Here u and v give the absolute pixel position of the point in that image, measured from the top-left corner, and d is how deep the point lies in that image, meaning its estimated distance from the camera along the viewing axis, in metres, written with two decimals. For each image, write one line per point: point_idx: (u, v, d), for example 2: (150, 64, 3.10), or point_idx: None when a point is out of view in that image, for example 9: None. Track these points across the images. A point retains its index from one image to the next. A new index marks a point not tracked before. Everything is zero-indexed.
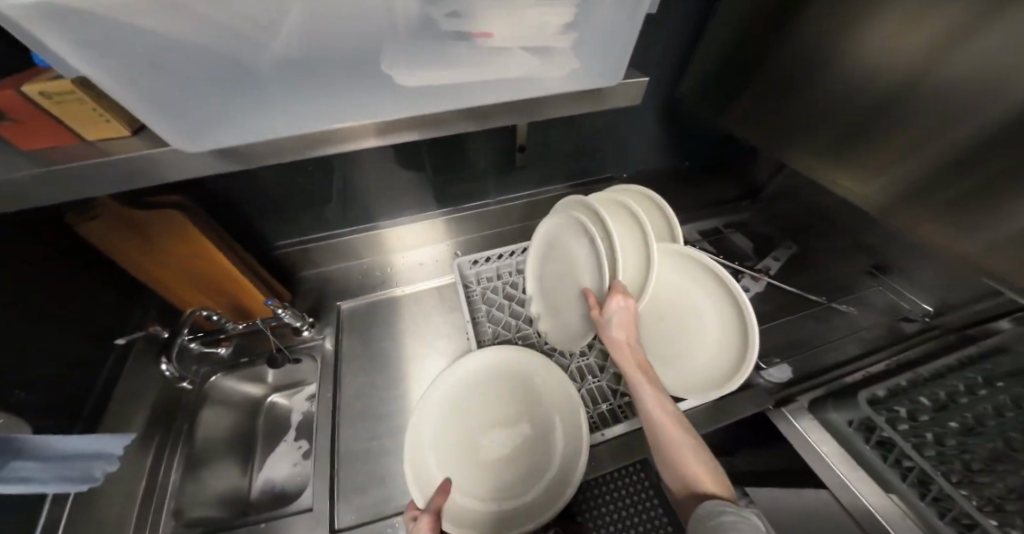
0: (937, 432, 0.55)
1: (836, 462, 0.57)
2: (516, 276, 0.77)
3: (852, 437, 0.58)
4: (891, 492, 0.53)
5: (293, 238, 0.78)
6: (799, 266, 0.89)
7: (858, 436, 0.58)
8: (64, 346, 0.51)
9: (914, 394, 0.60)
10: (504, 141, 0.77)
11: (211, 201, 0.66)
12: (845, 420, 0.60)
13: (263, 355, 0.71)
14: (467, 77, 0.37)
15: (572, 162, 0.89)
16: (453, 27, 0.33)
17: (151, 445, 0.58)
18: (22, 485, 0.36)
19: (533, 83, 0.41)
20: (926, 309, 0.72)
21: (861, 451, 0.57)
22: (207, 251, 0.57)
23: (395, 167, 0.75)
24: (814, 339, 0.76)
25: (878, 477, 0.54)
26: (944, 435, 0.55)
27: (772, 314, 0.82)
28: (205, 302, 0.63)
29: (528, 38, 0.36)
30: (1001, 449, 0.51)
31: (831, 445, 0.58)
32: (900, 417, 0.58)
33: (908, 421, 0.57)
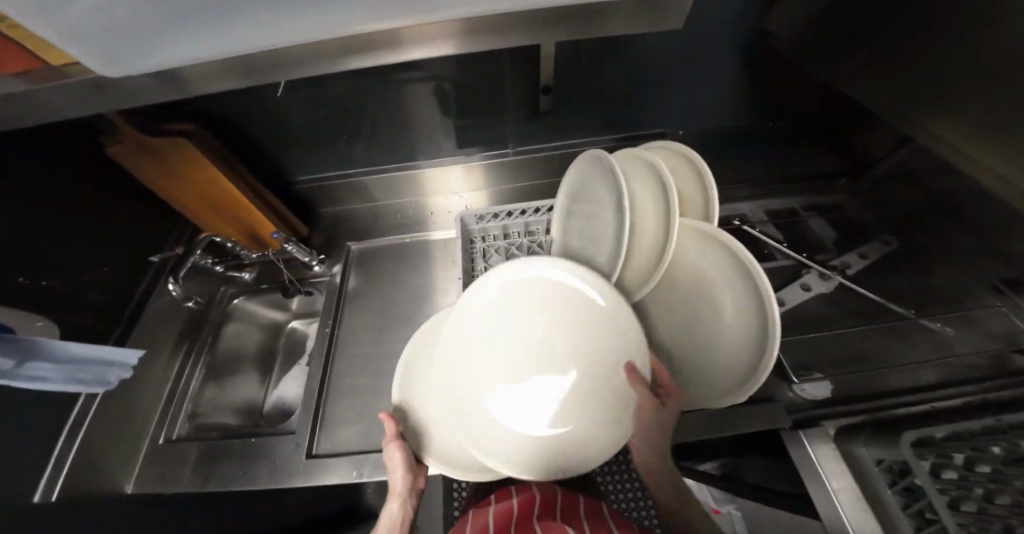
0: (997, 489, 0.34)
1: (841, 499, 0.45)
2: (523, 238, 0.70)
3: (876, 477, 0.43)
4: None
5: (312, 173, 0.78)
6: (896, 267, 0.70)
7: (879, 475, 0.43)
8: (90, 256, 0.57)
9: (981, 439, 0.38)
10: (527, 80, 0.67)
11: (229, 130, 0.68)
12: (873, 456, 0.44)
13: (277, 285, 0.76)
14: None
15: (615, 110, 0.75)
16: None
17: (177, 351, 0.66)
18: (44, 381, 0.42)
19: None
20: None
21: (878, 494, 0.42)
22: (216, 179, 0.59)
23: (410, 103, 0.70)
24: (883, 357, 0.59)
25: (887, 525, 0.41)
26: (1000, 492, 0.34)
27: (835, 322, 0.66)
28: (225, 229, 0.68)
29: None
30: None
31: (846, 482, 0.46)
32: (951, 463, 0.37)
33: (960, 469, 0.36)
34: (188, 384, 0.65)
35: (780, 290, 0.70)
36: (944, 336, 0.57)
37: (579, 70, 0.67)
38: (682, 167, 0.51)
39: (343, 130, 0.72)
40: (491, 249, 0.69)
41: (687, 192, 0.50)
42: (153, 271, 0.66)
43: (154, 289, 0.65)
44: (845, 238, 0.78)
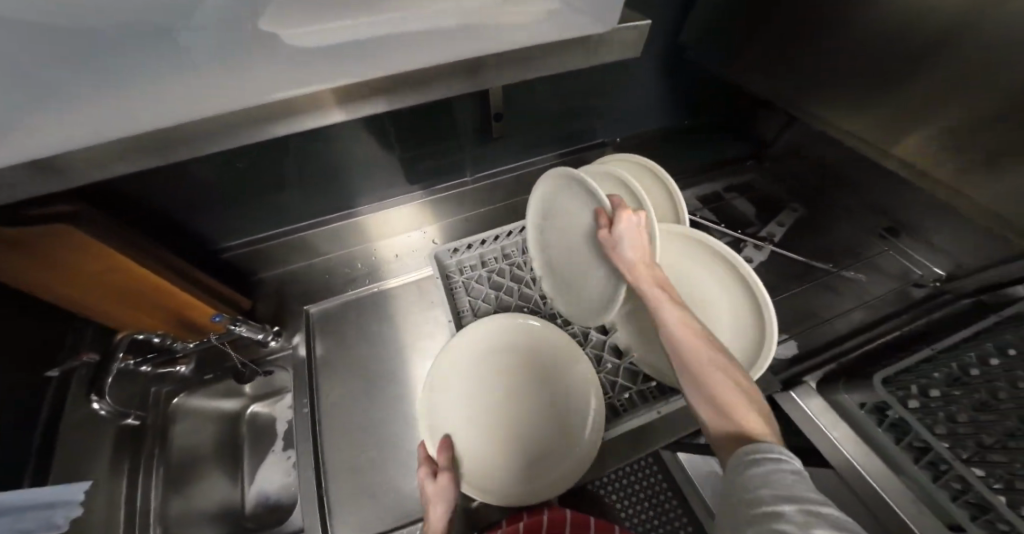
0: (951, 409, 0.47)
1: (847, 447, 0.50)
2: (502, 262, 0.69)
3: (863, 419, 0.51)
4: (903, 479, 0.46)
5: (242, 238, 0.68)
6: (807, 229, 0.83)
7: (869, 418, 0.51)
8: None
9: (924, 369, 0.53)
10: (478, 109, 0.67)
11: (118, 202, 0.54)
12: (856, 402, 0.53)
13: (227, 370, 0.64)
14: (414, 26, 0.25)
15: (562, 128, 0.79)
16: None
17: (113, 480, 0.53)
18: None
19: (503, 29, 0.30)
20: (938, 274, 0.70)
21: (870, 435, 0.50)
22: (128, 266, 0.47)
23: (361, 145, 0.66)
24: (826, 308, 0.73)
25: (889, 461, 0.47)
26: (960, 410, 0.47)
27: (777, 284, 0.77)
28: (148, 321, 0.54)
29: None
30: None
31: (842, 429, 0.52)
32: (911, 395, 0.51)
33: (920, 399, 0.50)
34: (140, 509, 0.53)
35: None
36: (859, 282, 0.74)
37: (523, 95, 0.68)
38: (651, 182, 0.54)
39: (283, 182, 0.65)
40: (472, 280, 0.67)
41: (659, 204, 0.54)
42: (55, 387, 0.51)
43: (64, 402, 0.50)
44: (764, 208, 0.88)
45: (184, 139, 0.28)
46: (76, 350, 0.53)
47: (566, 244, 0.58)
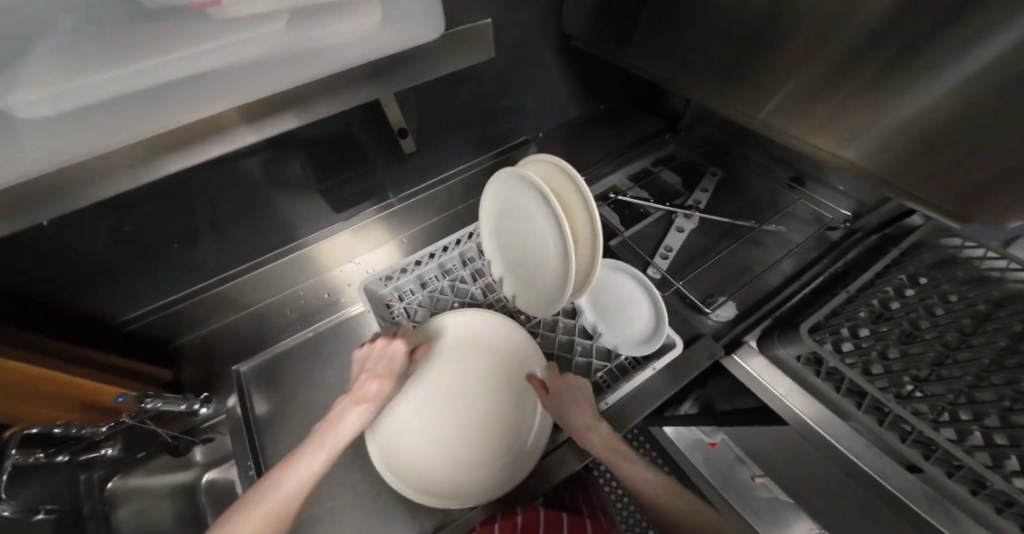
0: (881, 345, 0.55)
1: (793, 401, 0.55)
2: (442, 280, 0.68)
3: (805, 372, 0.54)
4: (850, 423, 0.51)
5: (147, 307, 0.62)
6: (727, 191, 0.88)
7: (808, 369, 0.54)
8: None
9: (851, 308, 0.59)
10: (383, 129, 0.65)
11: None
12: (793, 354, 0.56)
13: (159, 444, 0.60)
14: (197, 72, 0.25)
15: (478, 133, 0.78)
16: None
17: None
18: None
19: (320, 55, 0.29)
20: (845, 215, 0.76)
21: (814, 385, 0.54)
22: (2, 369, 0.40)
23: (268, 186, 0.63)
24: (755, 263, 0.78)
25: (837, 409, 0.52)
26: (890, 348, 0.54)
27: (711, 247, 0.81)
28: (51, 413, 0.48)
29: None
30: (938, 353, 0.51)
31: (787, 385, 0.56)
32: (843, 337, 0.57)
33: (851, 340, 0.57)
34: None
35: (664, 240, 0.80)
36: (782, 234, 0.80)
37: (427, 107, 0.67)
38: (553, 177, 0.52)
39: (186, 238, 0.60)
40: (412, 305, 0.66)
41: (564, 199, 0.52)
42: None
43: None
44: (688, 177, 0.92)
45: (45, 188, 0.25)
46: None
47: (512, 242, 0.60)
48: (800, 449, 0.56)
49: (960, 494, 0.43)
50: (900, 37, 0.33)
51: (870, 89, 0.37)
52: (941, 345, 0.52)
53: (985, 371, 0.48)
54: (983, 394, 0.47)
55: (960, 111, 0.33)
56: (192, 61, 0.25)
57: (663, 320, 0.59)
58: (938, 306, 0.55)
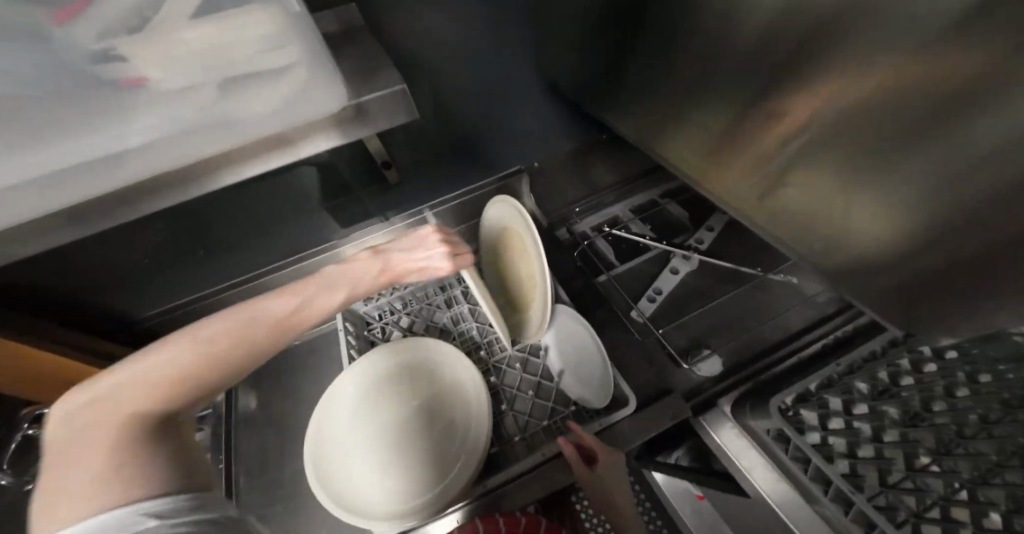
0: (875, 425, 0.47)
1: (755, 477, 0.52)
2: (417, 304, 0.70)
3: (771, 445, 0.51)
4: (815, 508, 0.46)
5: (161, 307, 0.70)
6: (736, 231, 0.81)
7: (776, 444, 0.51)
8: None
9: (850, 381, 0.52)
10: (366, 160, 0.69)
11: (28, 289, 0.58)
12: (763, 427, 0.53)
13: None
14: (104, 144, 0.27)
15: (471, 160, 0.80)
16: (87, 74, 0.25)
17: None
18: None
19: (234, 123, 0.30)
20: None
21: (781, 460, 0.50)
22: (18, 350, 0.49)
23: (268, 205, 0.69)
24: (755, 315, 0.71)
25: (801, 489, 0.48)
26: (885, 429, 0.46)
27: (707, 292, 0.75)
28: (64, 395, 0.57)
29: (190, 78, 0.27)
30: (946, 437, 0.42)
31: (752, 457, 0.53)
32: (830, 413, 0.50)
33: (839, 416, 0.50)
34: None
35: (655, 281, 0.76)
36: (792, 284, 0.72)
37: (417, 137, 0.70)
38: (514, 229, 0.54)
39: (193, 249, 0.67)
40: (389, 324, 0.68)
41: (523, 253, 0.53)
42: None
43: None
44: (695, 213, 0.86)
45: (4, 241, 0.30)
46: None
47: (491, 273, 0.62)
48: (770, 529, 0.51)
49: None
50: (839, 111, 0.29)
51: (837, 182, 0.32)
52: (951, 432, 0.42)
53: (995, 468, 0.38)
54: (989, 492, 0.37)
55: (931, 214, 0.28)
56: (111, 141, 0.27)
57: (609, 369, 0.59)
58: (961, 386, 0.44)
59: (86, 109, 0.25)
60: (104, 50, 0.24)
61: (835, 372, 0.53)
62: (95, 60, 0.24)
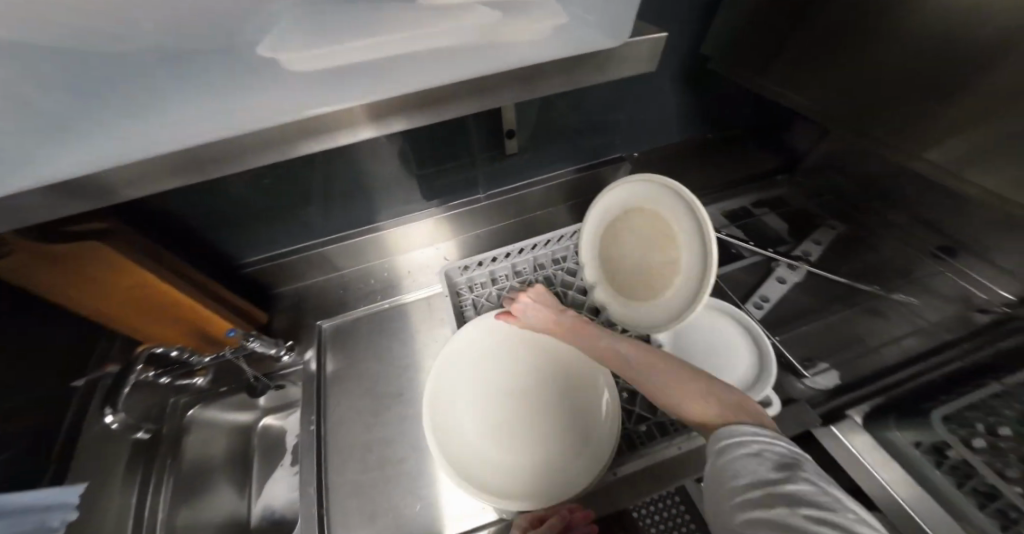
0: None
1: (897, 490, 0.50)
2: (513, 280, 0.68)
3: (920, 461, 0.51)
4: (964, 522, 0.46)
5: (261, 255, 0.70)
6: (847, 247, 0.77)
7: (927, 459, 0.51)
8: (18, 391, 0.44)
9: (995, 404, 0.51)
10: (491, 129, 0.67)
11: (148, 220, 0.56)
12: (911, 441, 0.53)
13: (241, 382, 0.64)
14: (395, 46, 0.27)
15: (577, 143, 0.77)
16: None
17: (132, 484, 0.53)
18: None
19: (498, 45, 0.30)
20: (1007, 299, 0.60)
21: (932, 477, 0.50)
22: (153, 283, 0.49)
23: (378, 166, 0.67)
24: (873, 335, 0.67)
25: (950, 506, 0.47)
26: None
27: (816, 307, 0.71)
28: (168, 337, 0.55)
29: None
30: None
31: (894, 472, 0.51)
32: (978, 432, 0.50)
33: (987, 437, 0.49)
34: (153, 515, 0.52)
35: (760, 288, 0.72)
36: (912, 305, 0.68)
37: (538, 112, 0.68)
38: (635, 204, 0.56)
39: (300, 200, 0.66)
40: (481, 298, 0.66)
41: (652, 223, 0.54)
42: (78, 397, 0.50)
43: (84, 411, 0.50)
44: (797, 225, 0.82)
45: (221, 158, 0.26)
46: (99, 362, 0.53)
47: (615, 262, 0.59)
48: None
49: None
50: None
51: None
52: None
53: None
54: None
55: None
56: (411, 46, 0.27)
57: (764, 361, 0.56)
58: None
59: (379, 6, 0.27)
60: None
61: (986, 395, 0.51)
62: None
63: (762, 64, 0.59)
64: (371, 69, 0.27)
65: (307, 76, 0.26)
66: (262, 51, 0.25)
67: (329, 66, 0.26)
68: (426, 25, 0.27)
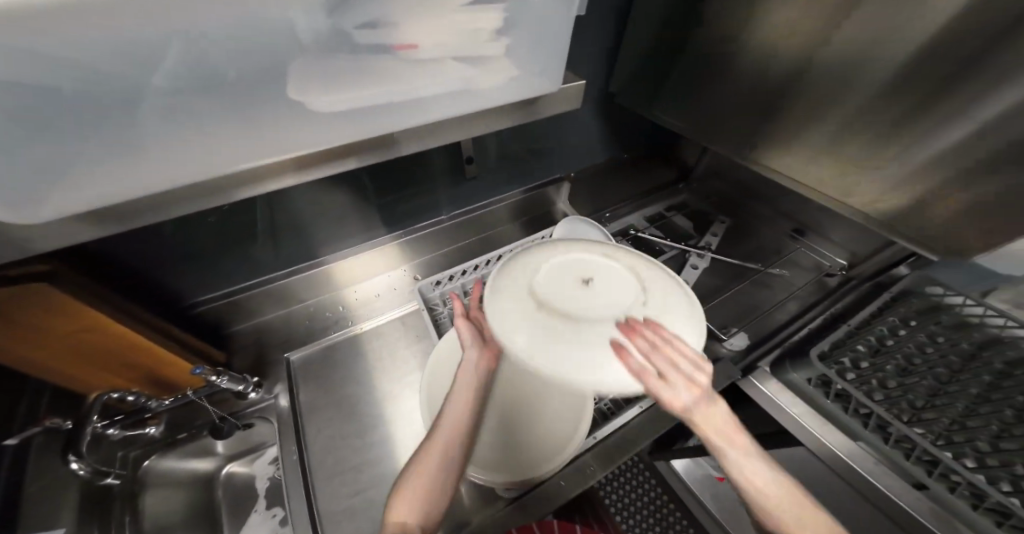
0: (881, 376, 0.63)
1: (805, 420, 0.63)
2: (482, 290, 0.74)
3: (817, 395, 0.63)
4: (859, 442, 0.59)
5: (216, 291, 0.67)
6: (736, 236, 0.97)
7: (819, 391, 0.63)
8: None
9: (852, 343, 0.68)
10: (451, 156, 0.75)
11: (89, 260, 0.52)
12: (805, 378, 0.65)
13: (204, 426, 0.60)
14: (397, 93, 0.35)
15: (520, 166, 0.88)
16: (370, 38, 0.31)
17: None
18: None
19: (473, 93, 0.39)
20: (841, 263, 0.87)
21: (825, 406, 0.62)
22: (105, 324, 0.46)
23: (340, 195, 0.71)
24: (764, 301, 0.86)
25: (846, 429, 0.60)
26: (886, 378, 0.63)
27: (723, 285, 0.89)
28: (114, 381, 0.51)
29: (454, 45, 0.35)
30: (933, 384, 0.60)
31: (801, 406, 0.65)
32: (846, 367, 0.66)
33: (853, 370, 0.65)
34: None
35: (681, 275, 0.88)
36: (786, 276, 0.89)
37: (486, 140, 0.77)
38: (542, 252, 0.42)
39: (262, 233, 0.66)
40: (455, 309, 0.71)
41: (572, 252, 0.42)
42: (10, 458, 0.43)
43: (24, 470, 0.44)
44: (699, 223, 1.02)
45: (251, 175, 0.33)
46: (33, 416, 0.46)
47: None
48: (811, 464, 0.63)
49: (967, 511, 0.51)
50: (907, 101, 0.43)
51: (905, 191, 0.48)
52: (934, 377, 0.61)
53: (974, 402, 0.57)
54: (974, 421, 0.55)
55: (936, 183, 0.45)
56: (414, 94, 0.36)
57: None
58: (929, 344, 0.64)
59: (373, 54, 0.32)
60: (381, 21, 0.31)
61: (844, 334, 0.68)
62: (371, 28, 0.31)
63: (650, 100, 0.75)
64: (380, 107, 0.35)
65: (328, 111, 0.33)
66: (293, 94, 0.31)
67: (350, 104, 0.34)
68: (420, 77, 0.35)
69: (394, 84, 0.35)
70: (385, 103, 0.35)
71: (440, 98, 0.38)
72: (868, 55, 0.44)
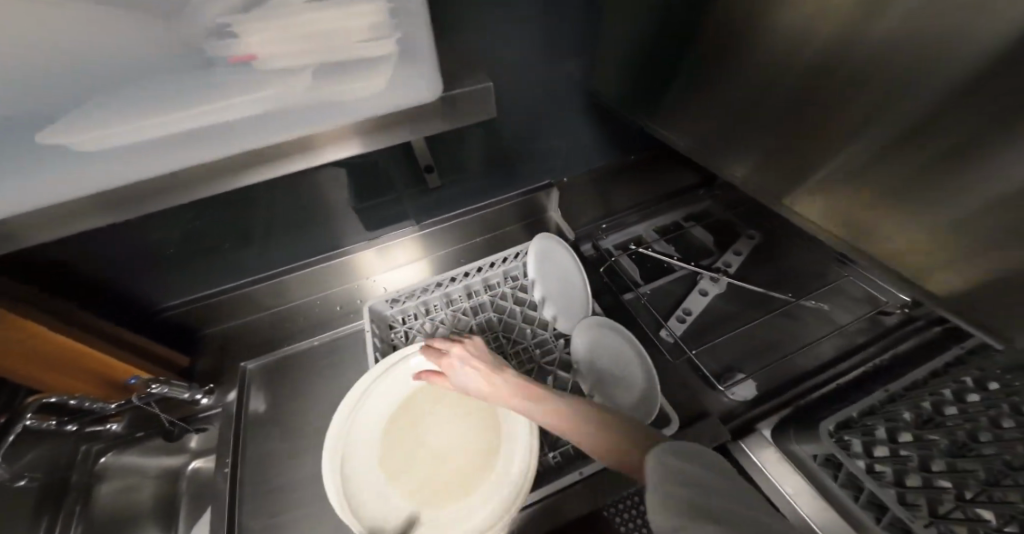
0: (925, 456, 0.48)
1: (801, 504, 0.51)
2: (445, 309, 0.69)
3: (819, 472, 0.51)
4: None
5: (187, 297, 0.69)
6: (764, 256, 0.81)
7: (823, 471, 0.51)
8: None
9: (893, 408, 0.53)
10: (409, 164, 0.70)
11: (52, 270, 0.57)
12: (809, 452, 0.52)
13: (156, 428, 0.64)
14: (206, 116, 0.27)
15: (500, 172, 0.80)
16: (218, 46, 0.26)
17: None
18: None
19: (338, 103, 0.29)
20: (904, 299, 0.67)
21: (830, 489, 0.50)
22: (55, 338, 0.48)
23: (299, 205, 0.69)
24: (789, 340, 0.70)
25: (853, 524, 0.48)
26: (933, 459, 0.47)
27: (737, 316, 0.74)
28: (71, 386, 0.54)
29: (311, 51, 0.27)
30: (994, 468, 0.44)
31: (796, 484, 0.52)
32: (877, 440, 0.51)
33: (887, 444, 0.50)
34: None
35: (684, 302, 0.75)
36: (824, 310, 0.72)
37: (451, 146, 0.71)
38: (373, 529, 0.43)
39: (220, 243, 0.67)
40: (413, 329, 0.67)
41: (355, 458, 0.48)
42: None
43: None
44: (722, 238, 0.86)
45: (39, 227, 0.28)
46: None
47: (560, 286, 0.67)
48: None
49: None
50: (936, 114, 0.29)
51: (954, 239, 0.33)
52: (1001, 460, 0.44)
53: None
54: None
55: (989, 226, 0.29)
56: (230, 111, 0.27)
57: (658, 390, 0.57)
58: (1008, 418, 0.46)
59: (181, 74, 0.27)
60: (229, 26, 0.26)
61: (879, 400, 0.54)
62: (217, 31, 0.26)
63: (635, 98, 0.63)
64: (181, 134, 0.27)
65: (91, 152, 0.26)
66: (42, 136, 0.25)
67: (141, 133, 0.26)
68: (242, 86, 0.27)
69: (165, 115, 0.26)
70: (188, 126, 0.27)
71: (273, 118, 0.28)
72: (865, 44, 0.30)
